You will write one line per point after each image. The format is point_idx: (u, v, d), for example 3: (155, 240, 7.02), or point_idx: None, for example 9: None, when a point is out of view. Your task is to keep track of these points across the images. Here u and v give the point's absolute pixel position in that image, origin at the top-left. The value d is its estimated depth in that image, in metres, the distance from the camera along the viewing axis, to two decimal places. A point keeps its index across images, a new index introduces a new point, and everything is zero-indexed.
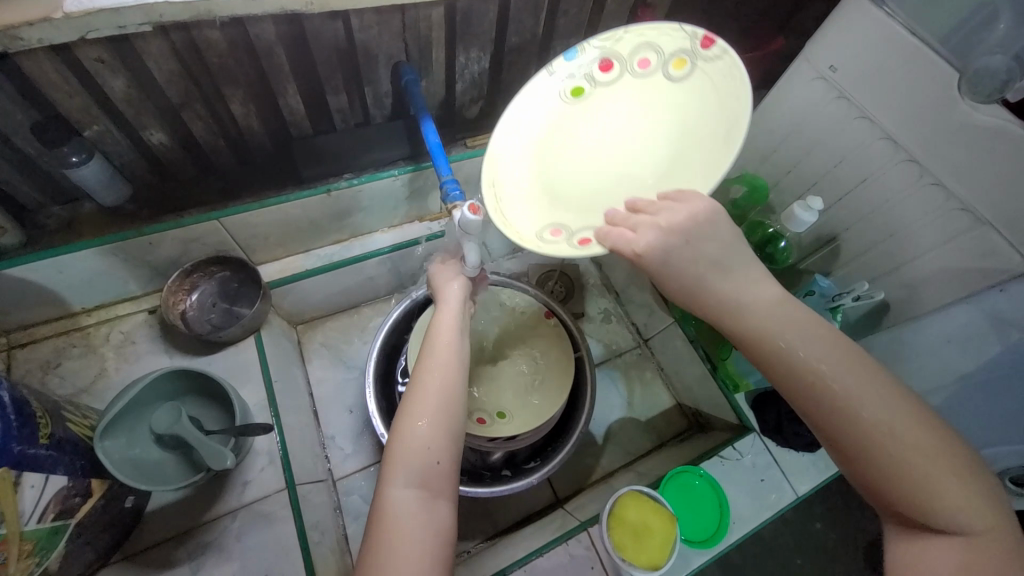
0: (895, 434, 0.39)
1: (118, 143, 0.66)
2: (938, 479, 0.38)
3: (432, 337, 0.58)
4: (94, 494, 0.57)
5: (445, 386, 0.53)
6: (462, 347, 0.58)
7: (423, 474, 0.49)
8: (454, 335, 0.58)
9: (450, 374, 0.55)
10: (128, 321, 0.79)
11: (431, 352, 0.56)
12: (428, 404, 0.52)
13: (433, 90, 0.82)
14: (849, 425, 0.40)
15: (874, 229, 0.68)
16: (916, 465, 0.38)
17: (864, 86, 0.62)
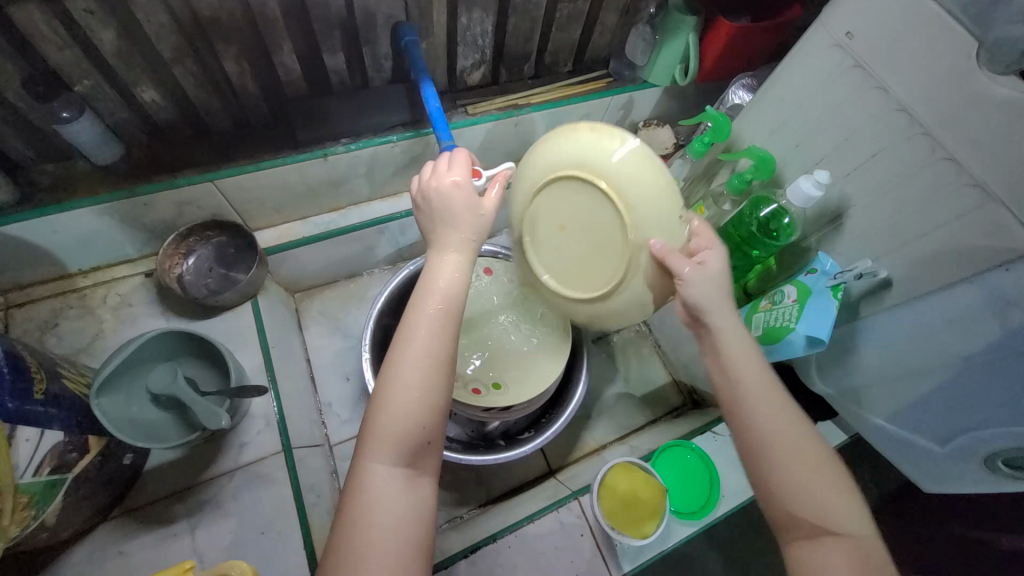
0: (802, 456, 0.50)
1: (110, 100, 0.65)
2: (833, 496, 0.49)
3: (425, 283, 0.52)
4: (90, 451, 0.58)
5: (434, 349, 0.49)
6: (456, 294, 0.52)
7: (411, 451, 0.48)
8: (449, 281, 0.52)
9: (441, 334, 0.50)
10: (125, 283, 0.79)
11: (421, 304, 0.51)
12: (415, 369, 0.48)
13: (434, 53, 0.80)
14: (769, 441, 0.51)
15: (880, 207, 0.66)
16: (816, 479, 0.50)
17: (881, 53, 0.60)
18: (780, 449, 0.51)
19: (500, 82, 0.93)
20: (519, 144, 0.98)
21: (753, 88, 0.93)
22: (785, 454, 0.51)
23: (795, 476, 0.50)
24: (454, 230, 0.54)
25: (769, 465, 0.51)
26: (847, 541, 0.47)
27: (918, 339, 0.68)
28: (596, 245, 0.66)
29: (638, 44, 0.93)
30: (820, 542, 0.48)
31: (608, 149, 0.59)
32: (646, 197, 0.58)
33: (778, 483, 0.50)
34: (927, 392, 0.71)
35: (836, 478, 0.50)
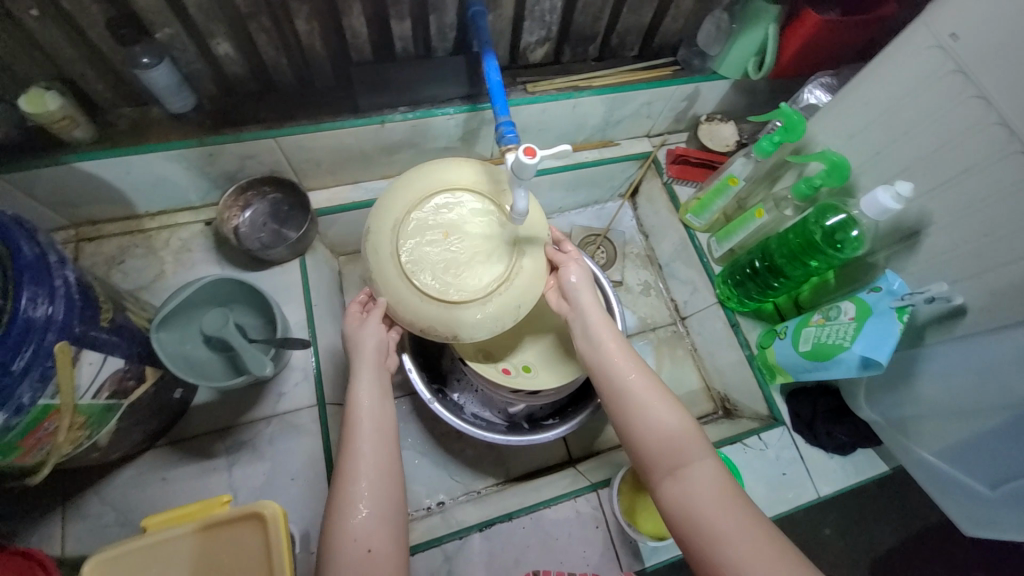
0: (651, 402, 0.57)
1: (187, 50, 0.67)
2: (682, 432, 0.55)
3: (353, 411, 0.59)
4: (146, 380, 0.62)
5: (375, 467, 0.56)
6: (384, 414, 0.60)
7: (357, 561, 0.51)
8: (376, 405, 0.60)
9: (378, 453, 0.57)
10: (186, 230, 0.83)
11: (354, 434, 0.58)
12: (359, 483, 0.54)
13: (500, 26, 0.78)
14: (626, 393, 0.58)
15: (965, 229, 0.61)
16: (666, 418, 0.56)
17: (990, 59, 0.54)
18: (635, 399, 0.58)
19: (562, 62, 0.90)
20: (574, 128, 0.96)
21: (833, 88, 0.87)
22: (639, 403, 0.57)
23: (649, 422, 0.56)
24: (371, 362, 0.63)
25: (626, 415, 0.57)
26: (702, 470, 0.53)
27: (986, 377, 0.63)
28: (472, 259, 0.61)
29: (711, 31, 0.87)
30: (680, 476, 0.53)
31: (488, 178, 0.64)
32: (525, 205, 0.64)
33: (640, 439, 0.56)
34: (985, 435, 0.66)
35: (683, 417, 0.57)
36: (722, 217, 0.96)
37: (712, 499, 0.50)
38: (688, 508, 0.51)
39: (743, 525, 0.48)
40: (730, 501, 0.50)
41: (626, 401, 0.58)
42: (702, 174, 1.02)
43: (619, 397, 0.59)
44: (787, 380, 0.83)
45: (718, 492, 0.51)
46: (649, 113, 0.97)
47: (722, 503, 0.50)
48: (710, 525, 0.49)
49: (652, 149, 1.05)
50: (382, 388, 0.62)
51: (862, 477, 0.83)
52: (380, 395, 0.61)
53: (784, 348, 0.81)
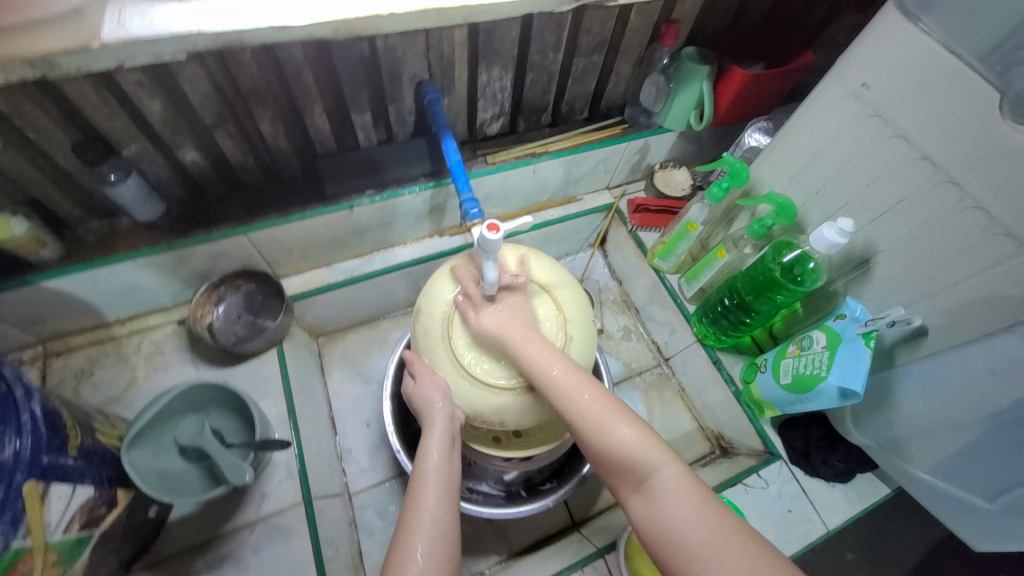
0: (607, 421, 0.54)
1: (154, 162, 0.69)
2: (639, 446, 0.52)
3: (424, 458, 0.59)
4: (117, 505, 0.59)
5: (435, 523, 0.54)
6: (451, 467, 0.59)
7: None
8: (443, 455, 0.59)
9: (443, 511, 0.55)
10: (159, 332, 0.82)
11: (421, 481, 0.57)
12: (423, 538, 0.52)
13: (455, 108, 0.83)
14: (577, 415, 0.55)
15: (910, 254, 0.65)
16: (617, 435, 0.53)
17: (899, 103, 0.60)
18: (588, 416, 0.54)
19: (518, 131, 0.96)
20: (537, 191, 1.00)
21: (769, 131, 0.94)
22: (592, 423, 0.54)
23: (605, 439, 0.53)
24: (443, 414, 0.61)
25: (582, 430, 0.55)
26: (667, 480, 0.50)
27: (962, 392, 0.64)
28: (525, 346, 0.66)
29: (652, 92, 0.93)
30: (646, 489, 0.50)
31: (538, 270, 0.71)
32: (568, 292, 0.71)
33: (601, 449, 0.53)
34: (974, 449, 0.66)
35: (639, 426, 0.54)
36: (688, 258, 0.99)
37: (681, 513, 0.47)
38: (659, 524, 0.48)
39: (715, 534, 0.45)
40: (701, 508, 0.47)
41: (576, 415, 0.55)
42: (664, 220, 1.06)
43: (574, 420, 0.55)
44: (775, 413, 0.84)
45: (684, 492, 0.49)
46: (605, 168, 1.03)
47: (692, 513, 0.47)
48: (682, 531, 0.47)
49: (614, 201, 1.10)
50: (452, 440, 0.61)
51: (865, 504, 0.82)
52: (448, 447, 0.60)
53: (767, 381, 0.82)
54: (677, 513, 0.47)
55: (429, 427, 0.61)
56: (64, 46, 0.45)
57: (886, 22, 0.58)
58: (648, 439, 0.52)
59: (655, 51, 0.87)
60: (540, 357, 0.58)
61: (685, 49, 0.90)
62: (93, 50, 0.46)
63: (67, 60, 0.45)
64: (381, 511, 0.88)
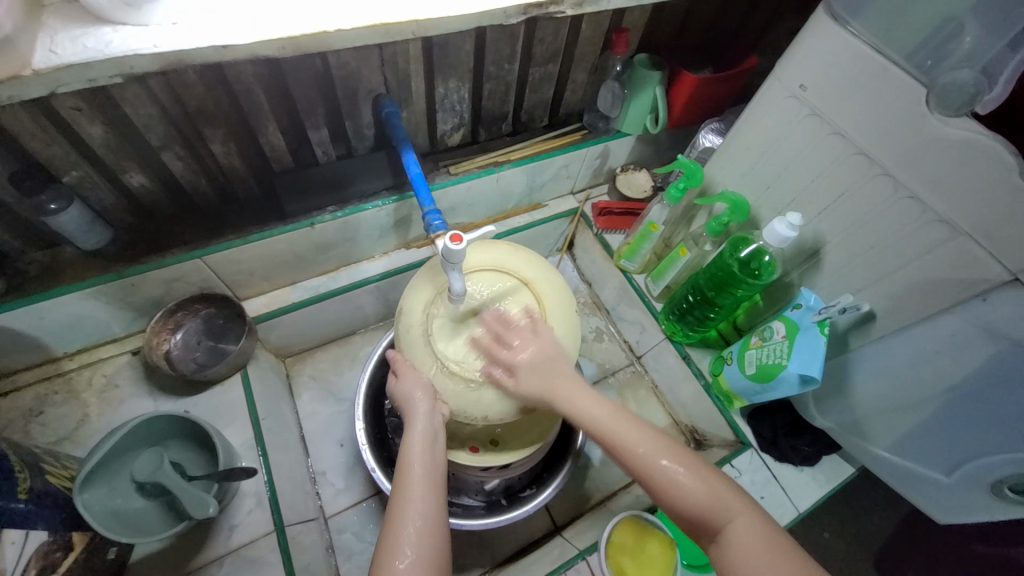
0: (667, 456, 0.54)
1: (98, 187, 0.66)
2: (711, 492, 0.52)
3: (407, 458, 0.58)
4: (75, 548, 0.56)
5: (425, 519, 0.53)
6: (435, 465, 0.58)
7: None
8: (426, 451, 0.58)
9: (429, 505, 0.55)
10: (112, 364, 0.78)
11: (406, 478, 0.56)
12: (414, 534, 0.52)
13: (415, 120, 0.83)
14: (643, 463, 0.54)
15: (856, 243, 0.68)
16: (685, 478, 0.53)
17: (834, 103, 0.63)
18: (650, 462, 0.54)
19: (480, 141, 0.96)
20: (502, 199, 1.01)
21: (721, 132, 0.98)
22: (659, 471, 0.54)
23: (674, 484, 0.53)
24: (425, 405, 0.60)
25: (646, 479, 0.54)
26: (745, 527, 0.49)
27: (913, 371, 0.68)
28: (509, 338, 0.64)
29: (607, 98, 0.95)
30: (720, 537, 0.50)
31: (519, 260, 0.70)
32: (550, 282, 0.70)
33: (669, 494, 0.53)
34: (927, 426, 0.70)
35: (699, 465, 0.54)
36: (653, 257, 1.02)
37: (760, 560, 0.47)
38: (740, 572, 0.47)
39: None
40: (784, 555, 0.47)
41: (637, 464, 0.55)
42: (628, 222, 1.09)
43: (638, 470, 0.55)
44: (744, 404, 0.86)
45: (759, 540, 0.48)
46: (568, 174, 1.04)
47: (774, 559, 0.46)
48: None
49: (578, 205, 1.11)
50: (435, 431, 0.60)
51: (832, 485, 0.85)
52: (432, 441, 0.59)
53: (734, 372, 0.84)
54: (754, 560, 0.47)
55: (410, 422, 0.60)
56: None
57: (818, 27, 0.62)
58: (718, 486, 0.52)
59: (608, 58, 0.90)
60: (600, 410, 0.59)
61: (636, 56, 0.93)
62: (25, 78, 0.44)
63: None
64: (359, 532, 0.86)
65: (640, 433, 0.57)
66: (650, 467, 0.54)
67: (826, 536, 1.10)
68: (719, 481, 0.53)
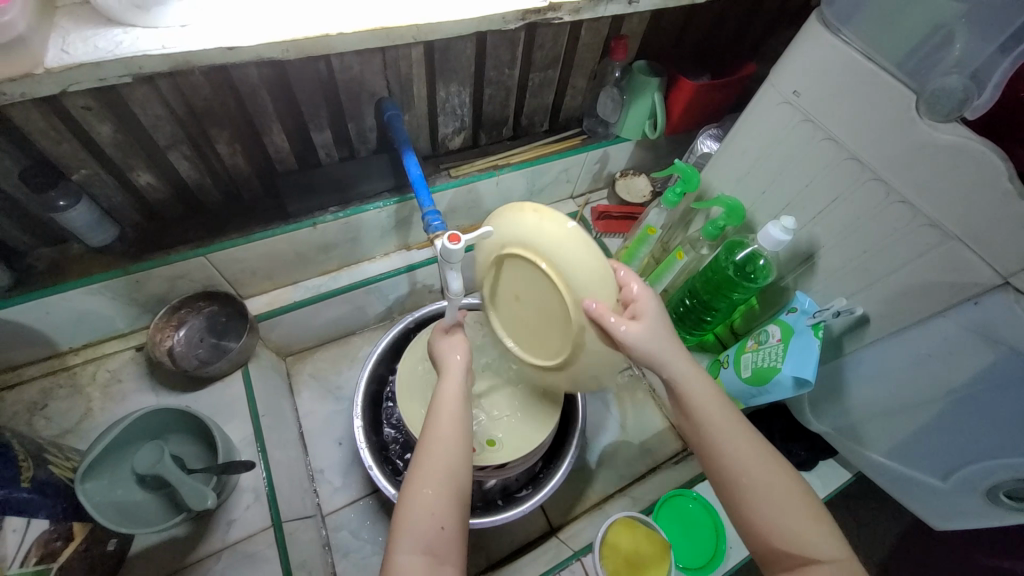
0: (774, 483, 0.51)
1: (106, 185, 0.68)
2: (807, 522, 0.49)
3: (439, 401, 0.57)
4: (75, 538, 0.57)
5: (457, 449, 0.53)
6: (469, 410, 0.58)
7: (424, 536, 0.48)
8: (459, 400, 0.57)
9: (462, 441, 0.55)
10: (115, 359, 0.80)
11: (437, 416, 0.56)
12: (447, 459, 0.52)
13: (416, 123, 0.85)
14: (742, 481, 0.51)
15: (850, 247, 0.69)
16: (790, 510, 0.49)
17: (826, 109, 0.65)
18: (752, 483, 0.51)
19: (481, 145, 0.98)
20: (502, 202, 1.02)
21: (719, 137, 0.98)
22: (762, 488, 0.50)
23: (770, 506, 0.50)
24: (462, 359, 0.62)
25: (741, 500, 0.51)
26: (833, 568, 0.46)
27: (906, 375, 0.68)
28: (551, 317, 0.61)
29: (608, 104, 0.96)
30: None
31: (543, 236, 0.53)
32: (579, 266, 0.51)
33: (763, 524, 0.49)
34: (922, 431, 0.70)
35: (805, 501, 0.50)
36: (651, 261, 1.03)
37: None
38: None
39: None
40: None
41: (737, 482, 0.51)
42: (626, 226, 1.10)
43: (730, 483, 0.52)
44: (740, 407, 0.87)
45: None
46: (567, 177, 1.06)
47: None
48: None
49: (578, 209, 1.13)
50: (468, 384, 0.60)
51: (828, 490, 0.85)
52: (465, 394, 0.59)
53: (729, 375, 0.85)
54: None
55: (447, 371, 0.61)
56: (5, 74, 0.44)
57: (810, 35, 0.63)
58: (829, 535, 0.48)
59: (607, 65, 0.91)
60: (710, 407, 0.54)
61: (635, 63, 0.95)
62: (37, 76, 0.46)
63: (10, 87, 0.45)
64: (355, 530, 0.87)
65: (751, 451, 0.53)
66: (753, 488, 0.50)
67: None
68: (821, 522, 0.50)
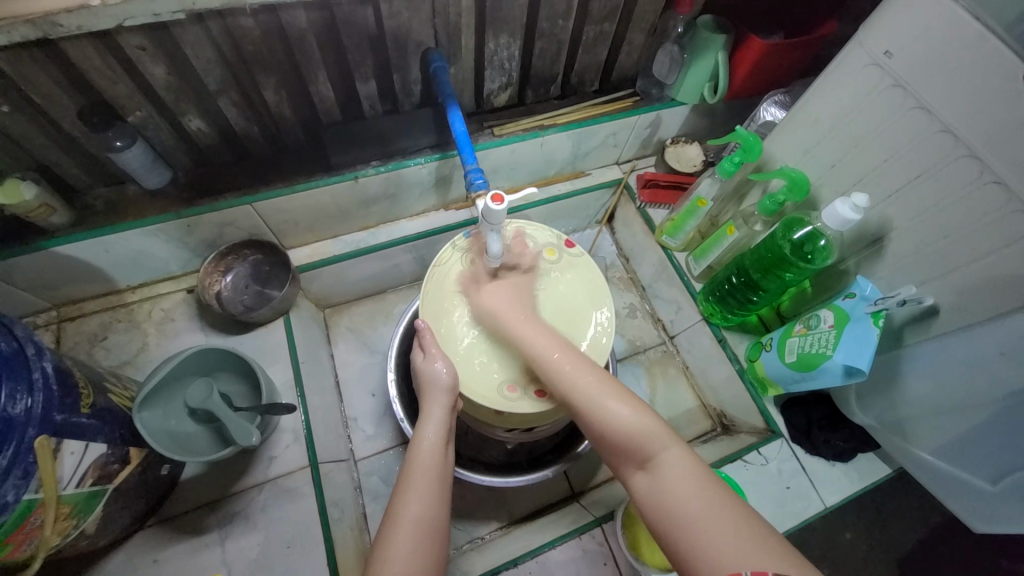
0: (605, 398, 0.57)
1: (159, 129, 0.69)
2: (643, 425, 0.54)
3: (414, 452, 0.61)
4: (131, 462, 0.61)
5: (425, 514, 0.55)
6: (443, 460, 0.61)
7: None
8: (436, 452, 0.61)
9: (432, 499, 0.56)
10: (169, 299, 0.84)
11: (413, 472, 0.58)
12: (416, 528, 0.53)
13: (462, 77, 0.82)
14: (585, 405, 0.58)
15: (926, 230, 0.63)
16: (626, 415, 0.55)
17: (921, 74, 0.57)
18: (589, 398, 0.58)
19: (527, 103, 0.94)
20: (545, 165, 0.99)
21: (786, 105, 0.90)
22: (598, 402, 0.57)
23: (612, 423, 0.55)
24: (443, 403, 0.63)
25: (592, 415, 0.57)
26: (673, 462, 0.52)
27: (970, 373, 0.63)
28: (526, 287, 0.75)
29: (665, 64, 0.90)
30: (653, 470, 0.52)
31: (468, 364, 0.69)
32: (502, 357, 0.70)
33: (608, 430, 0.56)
34: (976, 432, 0.66)
35: (640, 408, 0.57)
36: (696, 235, 0.98)
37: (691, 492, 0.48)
38: (666, 502, 0.49)
39: (713, 500, 0.48)
40: (705, 484, 0.49)
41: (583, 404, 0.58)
42: (673, 197, 1.04)
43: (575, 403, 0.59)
44: (779, 392, 0.83)
45: (690, 479, 0.50)
46: (615, 142, 1.00)
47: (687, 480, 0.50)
48: (691, 519, 0.47)
49: (623, 176, 1.08)
50: (448, 433, 0.63)
51: (865, 483, 0.82)
52: (443, 442, 0.62)
53: (771, 358, 0.81)
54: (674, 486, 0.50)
55: (422, 420, 0.63)
56: (64, 5, 0.48)
57: None
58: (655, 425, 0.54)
59: (669, 19, 0.85)
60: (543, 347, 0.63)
61: (699, 18, 0.87)
62: (93, 9, 0.49)
63: (67, 18, 0.48)
64: (385, 477, 0.91)
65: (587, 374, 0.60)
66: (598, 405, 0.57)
67: (848, 536, 1.08)
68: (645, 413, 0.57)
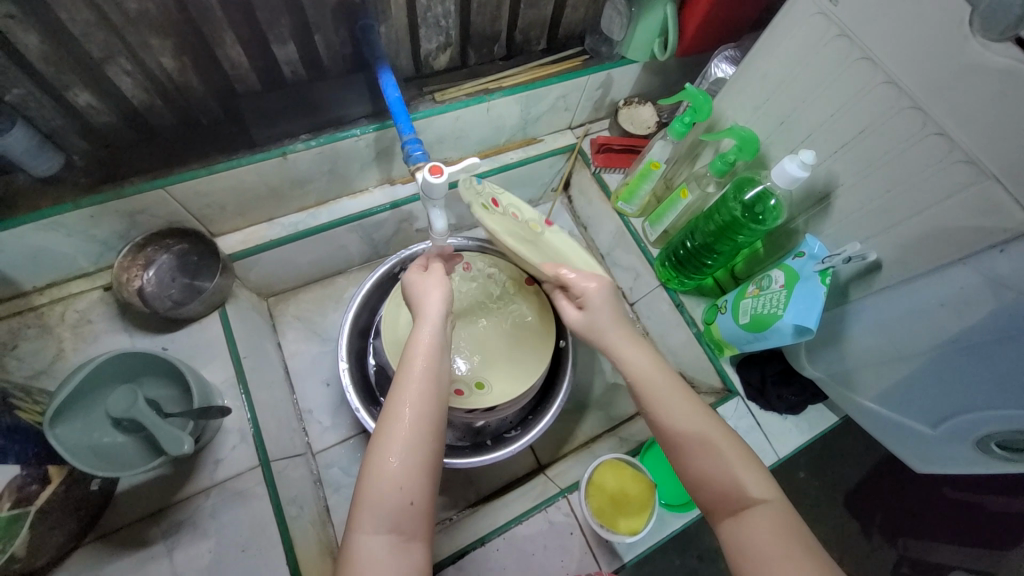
0: (702, 423, 0.53)
1: (43, 107, 0.60)
2: (745, 471, 0.50)
3: (410, 355, 0.56)
4: (53, 481, 0.56)
5: (421, 413, 0.52)
6: (440, 364, 0.56)
7: (393, 512, 0.48)
8: (431, 360, 0.56)
9: (427, 401, 0.53)
10: (84, 299, 0.76)
11: (408, 373, 0.54)
12: (414, 434, 0.51)
13: (394, 37, 0.74)
14: (684, 436, 0.53)
15: (872, 185, 0.63)
16: (723, 445, 0.52)
17: (867, 21, 0.56)
18: (683, 420, 0.54)
19: (469, 65, 0.87)
20: (493, 131, 0.93)
21: (736, 60, 0.87)
22: (696, 430, 0.53)
23: (708, 456, 0.51)
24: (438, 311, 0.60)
25: (684, 452, 0.52)
26: (759, 513, 0.48)
27: (912, 324, 0.64)
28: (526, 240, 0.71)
29: (613, 19, 0.85)
30: (739, 515, 0.49)
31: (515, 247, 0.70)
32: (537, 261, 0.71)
33: (699, 463, 0.52)
34: (915, 379, 0.68)
35: (738, 450, 0.52)
36: (652, 200, 0.96)
37: (773, 544, 0.46)
38: (746, 547, 0.47)
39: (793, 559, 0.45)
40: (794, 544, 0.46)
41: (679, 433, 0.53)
42: (628, 160, 1.01)
43: (664, 429, 0.54)
44: (734, 352, 0.85)
45: (778, 534, 0.46)
46: (566, 105, 0.96)
47: (780, 550, 0.45)
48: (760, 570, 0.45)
49: (576, 141, 1.04)
50: (444, 342, 0.59)
51: (815, 432, 0.86)
52: (438, 352, 0.57)
53: (727, 320, 0.82)
54: (766, 547, 0.46)
55: (421, 322, 0.59)
56: None
57: None
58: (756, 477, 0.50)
59: None
60: (652, 373, 0.57)
61: None
62: None
63: None
64: (347, 467, 0.88)
65: (694, 408, 0.55)
66: (697, 438, 0.52)
67: (801, 478, 1.15)
68: (750, 463, 0.51)
